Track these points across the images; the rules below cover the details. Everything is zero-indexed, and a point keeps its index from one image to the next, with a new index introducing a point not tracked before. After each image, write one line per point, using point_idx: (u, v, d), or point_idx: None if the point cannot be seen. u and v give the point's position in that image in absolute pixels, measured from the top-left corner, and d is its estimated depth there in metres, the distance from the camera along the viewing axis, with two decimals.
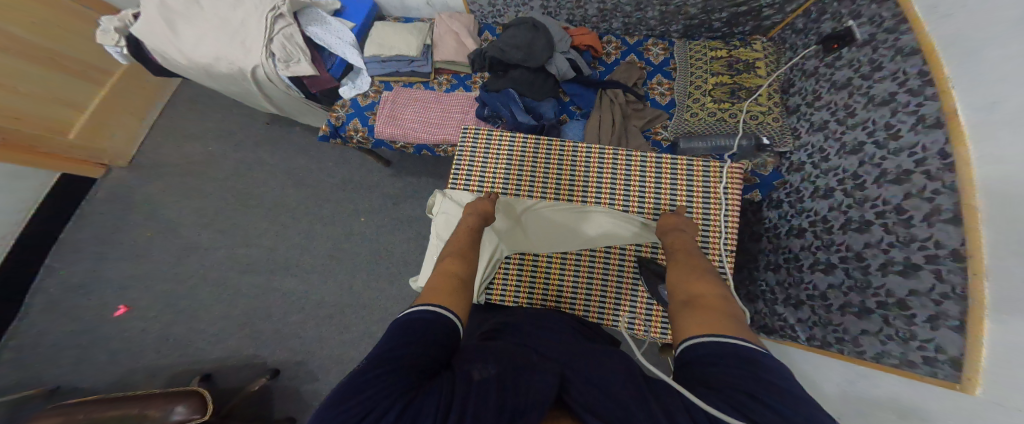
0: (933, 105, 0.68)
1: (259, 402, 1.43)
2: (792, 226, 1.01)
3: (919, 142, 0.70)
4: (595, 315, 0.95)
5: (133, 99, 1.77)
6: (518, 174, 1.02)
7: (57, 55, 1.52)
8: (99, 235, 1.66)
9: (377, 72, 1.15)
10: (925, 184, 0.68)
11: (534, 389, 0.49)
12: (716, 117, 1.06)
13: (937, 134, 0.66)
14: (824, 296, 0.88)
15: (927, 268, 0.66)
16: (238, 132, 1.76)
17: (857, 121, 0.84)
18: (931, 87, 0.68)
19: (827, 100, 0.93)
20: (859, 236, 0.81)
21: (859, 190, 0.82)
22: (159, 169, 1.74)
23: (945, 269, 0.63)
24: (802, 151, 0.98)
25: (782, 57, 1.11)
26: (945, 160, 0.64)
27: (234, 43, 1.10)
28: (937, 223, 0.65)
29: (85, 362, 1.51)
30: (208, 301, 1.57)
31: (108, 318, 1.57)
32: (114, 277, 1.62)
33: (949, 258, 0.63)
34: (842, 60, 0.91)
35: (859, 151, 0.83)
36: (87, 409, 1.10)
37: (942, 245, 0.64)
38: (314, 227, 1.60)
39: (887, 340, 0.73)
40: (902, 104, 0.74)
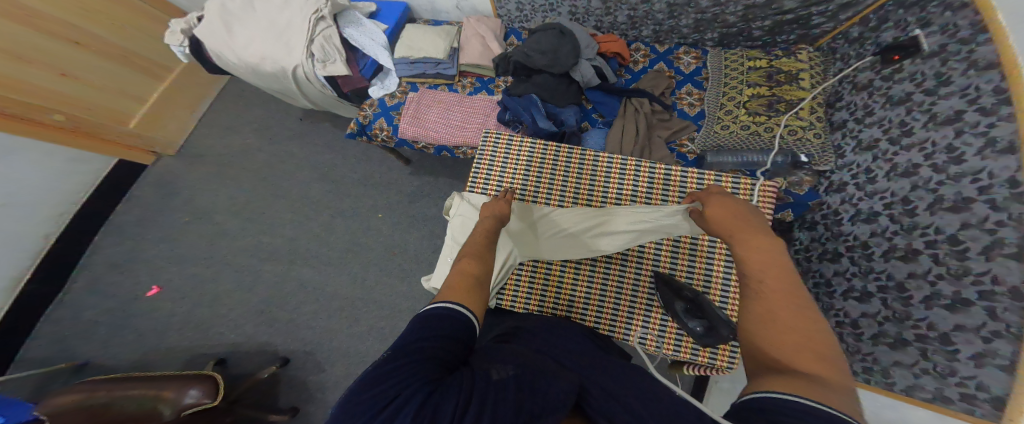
0: (1007, 128, 0.60)
1: (267, 390, 1.45)
2: (827, 249, 0.95)
3: (985, 168, 0.63)
4: (606, 328, 0.91)
5: (187, 94, 1.91)
6: (536, 180, 1.00)
7: (129, 53, 1.70)
8: (142, 219, 1.78)
9: (405, 73, 1.20)
10: (987, 214, 0.62)
11: (552, 394, 0.48)
12: (751, 131, 1.01)
13: (1009, 159, 0.59)
14: (855, 324, 0.83)
15: (981, 305, 0.61)
16: (275, 127, 1.87)
17: (915, 140, 0.76)
18: (1008, 106, 0.60)
19: (880, 116, 0.85)
20: (903, 265, 0.75)
21: (908, 215, 0.75)
22: (202, 160, 1.86)
23: (1001, 307, 0.59)
24: (845, 171, 0.91)
25: (831, 68, 1.03)
26: (1015, 189, 0.58)
27: (279, 44, 1.19)
28: (997, 258, 0.60)
29: (116, 337, 1.59)
30: (231, 287, 1.63)
31: (141, 297, 1.65)
32: (150, 258, 1.71)
33: (1007, 295, 0.58)
34: (903, 72, 0.82)
35: (911, 174, 0.76)
36: (106, 385, 1.13)
37: (1001, 281, 0.59)
38: (334, 220, 1.65)
39: (920, 374, 0.69)
40: (970, 123, 0.66)
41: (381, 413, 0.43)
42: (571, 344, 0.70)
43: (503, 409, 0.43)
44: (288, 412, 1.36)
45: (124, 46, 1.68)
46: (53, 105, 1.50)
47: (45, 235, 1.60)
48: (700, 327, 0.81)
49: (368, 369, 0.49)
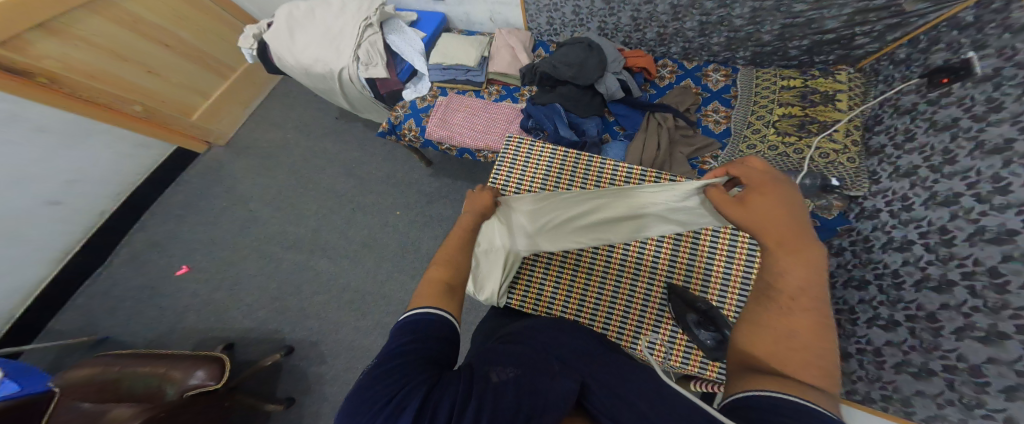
0: None
1: (268, 378, 1.46)
2: (853, 277, 0.90)
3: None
4: (613, 336, 0.87)
5: (245, 92, 2.11)
6: (555, 184, 1.01)
7: (205, 54, 1.92)
8: (185, 202, 1.92)
9: (437, 77, 1.28)
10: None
11: (549, 391, 0.45)
12: (778, 151, 1.00)
13: None
14: (877, 352, 0.79)
15: (1018, 339, 0.58)
16: (314, 124, 2.01)
17: (958, 168, 0.71)
18: None
19: (922, 142, 0.81)
20: (937, 296, 0.71)
21: (945, 245, 0.70)
22: (246, 151, 2.02)
23: None
24: (879, 197, 0.86)
25: (873, 90, 1.00)
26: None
27: (331, 48, 1.32)
28: None
29: (141, 312, 1.68)
30: (253, 271, 1.70)
31: (171, 275, 1.75)
32: (187, 238, 1.83)
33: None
34: (951, 96, 0.77)
35: (952, 203, 0.71)
36: (124, 362, 1.18)
37: None
38: (355, 215, 1.72)
39: (944, 405, 0.65)
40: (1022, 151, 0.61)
41: (382, 410, 0.42)
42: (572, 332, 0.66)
43: (502, 410, 0.42)
44: (284, 401, 1.36)
45: (200, 47, 1.90)
46: (135, 96, 1.71)
47: (101, 210, 1.75)
48: (712, 339, 0.79)
49: (360, 376, 0.47)
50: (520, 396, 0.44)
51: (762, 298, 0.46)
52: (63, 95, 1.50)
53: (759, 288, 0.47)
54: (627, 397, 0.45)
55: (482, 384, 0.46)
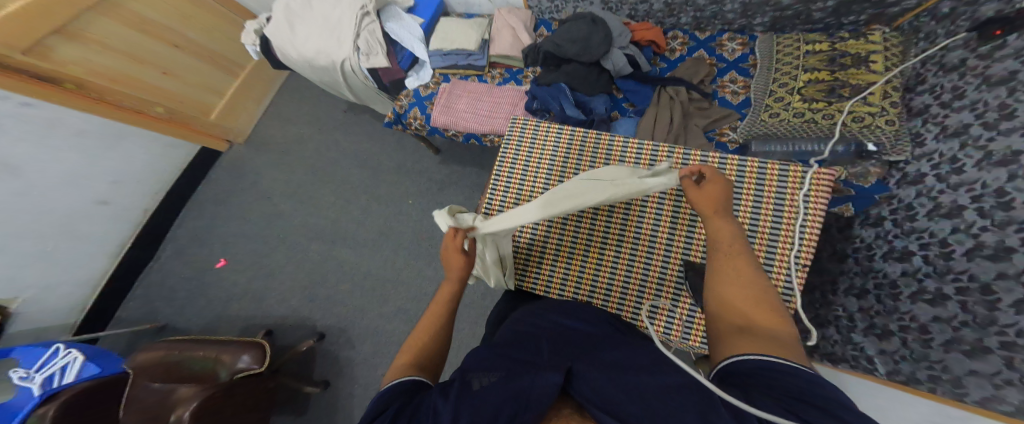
0: None
1: (305, 361, 1.57)
2: (894, 248, 0.80)
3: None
4: (628, 315, 0.88)
5: (255, 88, 2.15)
6: (562, 167, 0.99)
7: (213, 54, 1.95)
8: (215, 199, 2.02)
9: (438, 64, 1.24)
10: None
11: (526, 391, 0.45)
12: (803, 119, 0.92)
13: None
14: (923, 329, 0.68)
15: None
16: (324, 117, 2.04)
17: (1017, 124, 0.62)
18: None
19: (972, 99, 0.72)
20: (992, 265, 0.61)
21: (1001, 209, 0.61)
22: (264, 147, 2.08)
23: None
24: (923, 161, 0.79)
25: (912, 48, 0.90)
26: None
27: (332, 39, 1.31)
28: None
29: (188, 303, 1.82)
30: (282, 262, 1.79)
31: (211, 268, 1.87)
32: (220, 233, 1.93)
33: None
34: (1007, 49, 0.68)
35: (1011, 162, 0.61)
36: (179, 346, 1.28)
37: None
38: (372, 205, 1.75)
39: (1003, 385, 0.56)
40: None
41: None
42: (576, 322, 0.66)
43: (482, 411, 0.43)
44: (320, 383, 1.46)
45: (208, 46, 1.92)
46: (157, 99, 1.76)
47: (143, 209, 1.87)
48: None
49: (370, 405, 0.52)
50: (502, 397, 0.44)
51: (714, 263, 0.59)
52: (90, 99, 1.55)
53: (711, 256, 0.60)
54: (607, 387, 0.44)
55: (464, 390, 0.47)
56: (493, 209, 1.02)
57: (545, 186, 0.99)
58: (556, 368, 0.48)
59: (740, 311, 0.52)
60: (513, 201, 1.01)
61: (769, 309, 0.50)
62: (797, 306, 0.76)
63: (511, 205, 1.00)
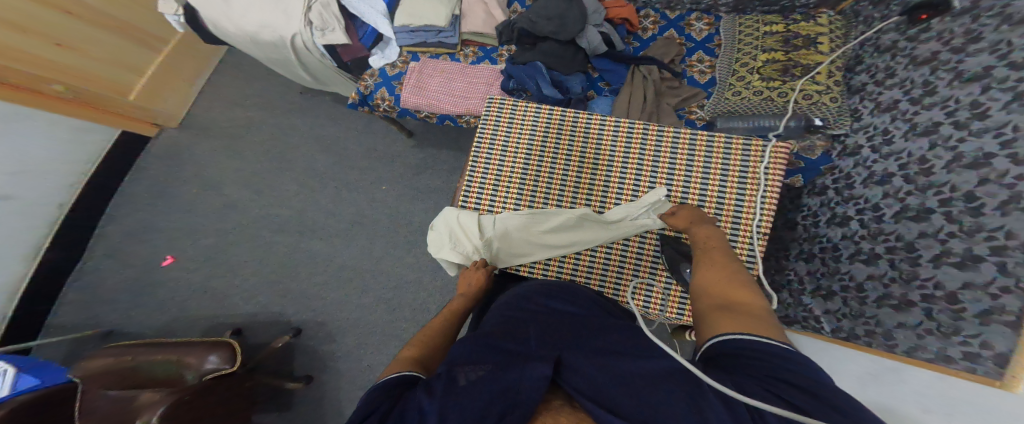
0: None
1: (283, 357, 1.53)
2: (836, 214, 0.91)
3: (1011, 121, 0.59)
4: (610, 292, 0.93)
5: (185, 64, 1.90)
6: (541, 149, 0.99)
7: (126, 25, 1.67)
8: (153, 191, 1.82)
9: (406, 42, 1.17)
10: (1008, 169, 0.58)
11: (516, 390, 0.48)
12: (763, 96, 1.00)
13: None
14: (860, 288, 0.80)
15: (992, 261, 0.58)
16: (277, 99, 1.88)
17: (938, 98, 0.73)
18: None
19: (902, 77, 0.83)
20: (914, 225, 0.72)
21: (924, 175, 0.72)
22: (207, 133, 1.88)
23: (1013, 262, 0.55)
24: (862, 133, 0.89)
25: (852, 31, 1.01)
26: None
27: (276, 11, 1.18)
28: (1014, 211, 0.57)
29: (136, 307, 1.66)
30: (244, 257, 1.68)
31: (157, 267, 1.71)
32: (164, 229, 1.76)
33: (1021, 250, 0.55)
34: (929, 31, 0.79)
35: (931, 132, 0.72)
36: (137, 351, 1.20)
37: (1015, 235, 0.56)
38: (340, 193, 1.68)
39: (924, 335, 0.65)
40: (998, 78, 0.63)
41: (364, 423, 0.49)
42: (563, 305, 0.72)
43: (470, 409, 0.46)
44: (303, 378, 1.43)
45: (110, 13, 1.61)
46: (53, 75, 1.49)
47: (59, 202, 1.63)
48: None
49: (359, 403, 0.54)
50: (491, 396, 0.47)
51: (700, 263, 0.74)
52: None
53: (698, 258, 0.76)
54: (597, 377, 0.49)
55: (449, 388, 0.49)
56: (472, 195, 1.01)
57: (524, 169, 0.99)
58: (545, 360, 0.52)
59: (723, 291, 0.64)
60: (492, 186, 1.00)
61: (747, 292, 0.61)
62: (759, 271, 0.84)
63: (490, 189, 1.00)
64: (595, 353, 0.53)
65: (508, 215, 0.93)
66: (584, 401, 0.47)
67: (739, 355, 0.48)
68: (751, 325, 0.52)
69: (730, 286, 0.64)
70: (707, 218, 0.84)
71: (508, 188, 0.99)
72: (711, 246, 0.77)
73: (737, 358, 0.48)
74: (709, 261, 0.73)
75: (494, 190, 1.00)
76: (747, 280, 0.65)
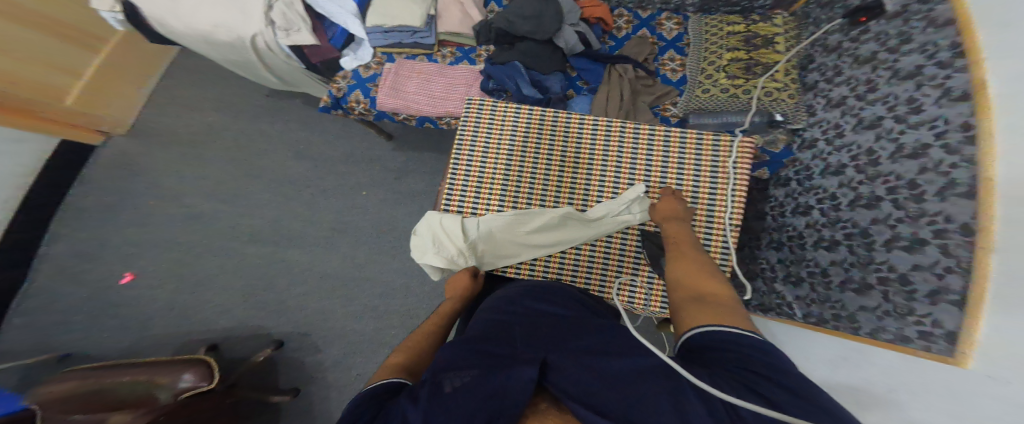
0: (961, 78, 0.64)
1: (266, 371, 1.48)
2: (799, 204, 0.98)
3: (941, 116, 0.66)
4: (596, 288, 0.96)
5: (130, 67, 1.76)
6: (523, 151, 0.99)
7: (57, 22, 1.50)
8: (103, 204, 1.68)
9: (380, 43, 1.13)
10: (942, 158, 0.65)
11: (505, 394, 0.48)
12: (729, 93, 1.04)
13: (962, 106, 0.63)
14: (824, 273, 0.87)
15: (934, 244, 0.64)
16: (241, 104, 1.79)
17: (879, 95, 0.80)
18: (962, 59, 0.64)
19: (848, 76, 0.89)
20: (867, 213, 0.79)
21: (872, 165, 0.79)
22: (162, 140, 1.76)
23: (952, 244, 0.61)
24: (816, 128, 0.95)
25: (804, 33, 1.06)
26: (968, 132, 0.61)
27: (232, 10, 1.10)
28: (950, 197, 0.63)
29: (92, 330, 1.54)
30: (215, 271, 1.60)
31: (115, 286, 1.59)
32: (121, 245, 1.64)
33: (958, 232, 0.61)
34: (868, 33, 0.86)
35: (876, 125, 0.79)
36: (99, 374, 1.11)
37: (952, 219, 0.62)
38: (317, 200, 1.63)
39: (883, 316, 0.72)
40: (928, 76, 0.70)
41: None
42: (548, 307, 0.73)
43: (458, 415, 0.45)
44: (290, 391, 1.39)
45: (36, 9, 1.43)
46: None
47: None
48: None
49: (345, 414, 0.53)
50: (479, 402, 0.47)
51: (678, 255, 0.77)
52: None
53: (676, 249, 0.79)
54: (584, 378, 0.50)
55: (435, 396, 0.48)
56: (454, 197, 1.00)
57: (507, 170, 0.99)
58: (531, 363, 0.52)
59: (701, 283, 0.67)
60: (474, 188, 0.99)
61: (716, 284, 0.66)
62: (733, 266, 0.89)
63: (473, 191, 0.99)
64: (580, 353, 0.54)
65: (492, 216, 0.94)
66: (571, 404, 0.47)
67: (718, 350, 0.51)
68: (723, 317, 0.56)
69: (707, 280, 0.67)
70: (685, 212, 0.87)
71: (491, 188, 0.99)
72: (688, 240, 0.80)
73: (716, 353, 0.51)
74: (686, 255, 0.76)
75: (477, 192, 0.99)
76: (715, 273, 0.70)
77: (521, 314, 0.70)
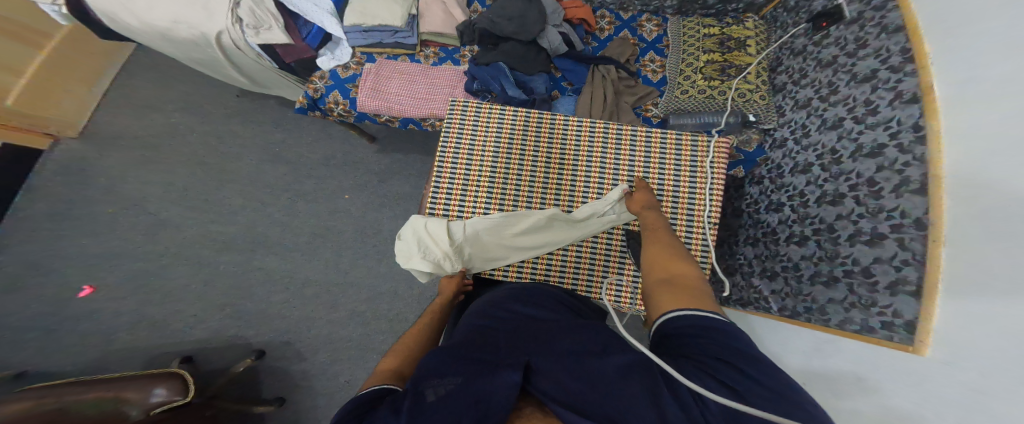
0: (911, 81, 0.69)
1: (248, 382, 1.43)
2: (771, 201, 1.03)
3: (895, 117, 0.71)
4: (584, 289, 0.98)
5: (82, 66, 1.63)
6: (508, 153, 0.99)
7: None
8: (54, 211, 1.56)
9: (358, 42, 1.11)
10: (897, 157, 0.70)
11: (490, 399, 0.48)
12: (706, 94, 1.07)
13: (913, 108, 0.68)
14: (796, 267, 0.92)
15: (893, 238, 0.70)
16: (208, 104, 1.69)
17: (840, 97, 0.85)
18: (911, 64, 0.70)
19: (812, 78, 0.94)
20: (832, 209, 0.84)
21: (835, 163, 0.84)
22: (120, 142, 1.64)
23: (907, 238, 0.67)
24: (785, 128, 1.00)
25: (773, 36, 1.12)
26: (918, 132, 0.66)
27: (194, 6, 1.04)
28: (904, 194, 0.68)
29: (49, 347, 1.43)
30: (187, 280, 1.52)
31: (73, 299, 1.48)
32: (77, 255, 1.52)
33: (913, 226, 0.66)
34: (830, 38, 0.91)
35: (838, 126, 0.84)
36: (59, 392, 1.02)
37: (908, 214, 0.67)
38: (295, 203, 1.57)
39: (849, 307, 0.77)
40: (883, 79, 0.75)
41: None
42: (530, 310, 0.74)
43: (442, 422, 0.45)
44: (274, 401, 1.35)
45: None
46: None
47: None
48: None
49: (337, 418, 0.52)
50: (463, 408, 0.46)
51: (649, 241, 0.79)
52: None
53: (647, 236, 0.80)
54: (568, 381, 0.50)
55: (420, 404, 0.48)
56: (440, 201, 0.99)
57: (492, 171, 0.99)
58: (515, 366, 0.51)
59: (669, 269, 0.69)
60: (460, 191, 0.98)
61: (684, 265, 0.69)
62: (713, 264, 0.93)
63: (459, 194, 0.98)
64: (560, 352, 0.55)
65: (478, 218, 0.94)
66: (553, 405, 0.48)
67: (682, 335, 0.53)
68: (692, 299, 0.58)
69: (675, 265, 0.69)
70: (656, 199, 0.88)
71: (476, 191, 0.98)
72: (658, 227, 0.82)
73: (681, 338, 0.53)
74: (656, 241, 0.78)
75: (462, 195, 0.98)
76: (683, 255, 0.73)
77: (510, 319, 0.70)
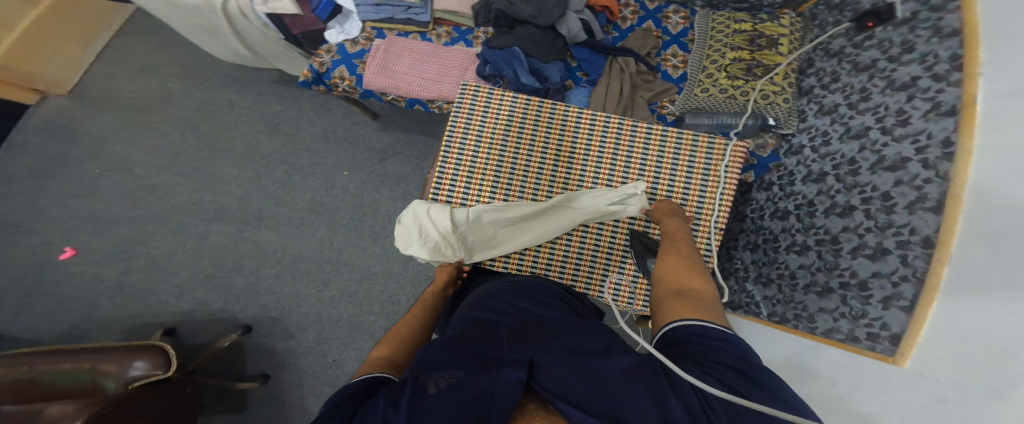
0: (953, 92, 0.65)
1: (231, 357, 1.40)
2: (777, 209, 1.02)
3: (926, 129, 0.68)
4: (582, 286, 0.96)
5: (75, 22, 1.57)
6: (516, 141, 0.97)
7: None
8: (36, 169, 1.50)
9: (369, 16, 1.09)
10: (919, 172, 0.68)
11: (491, 395, 0.45)
12: (727, 94, 1.06)
13: (948, 121, 0.65)
14: (793, 275, 0.91)
15: (897, 254, 0.69)
16: (206, 70, 1.64)
17: (870, 105, 0.83)
18: (959, 72, 0.65)
19: (845, 82, 0.92)
20: (840, 220, 0.83)
21: (851, 175, 0.83)
22: (110, 103, 1.59)
23: (912, 254, 0.66)
24: (804, 134, 0.99)
25: (808, 34, 1.11)
26: (947, 149, 0.64)
27: None
28: (918, 211, 0.67)
29: (24, 310, 1.39)
30: (172, 249, 1.47)
31: (52, 261, 1.43)
32: (58, 216, 1.47)
33: (919, 244, 0.65)
34: (873, 39, 0.88)
35: (862, 136, 0.82)
36: (29, 360, 0.98)
37: (917, 231, 0.66)
38: (291, 177, 1.53)
39: (839, 317, 0.77)
40: (922, 88, 0.71)
41: None
42: (528, 304, 0.72)
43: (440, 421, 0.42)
44: (258, 378, 1.33)
45: None
46: None
47: None
48: None
49: (325, 404, 0.49)
50: (463, 405, 0.43)
51: (666, 249, 0.79)
52: None
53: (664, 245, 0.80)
54: (568, 379, 0.47)
55: (418, 398, 0.45)
56: (443, 188, 0.96)
57: (500, 159, 0.96)
58: (518, 363, 0.49)
59: (685, 277, 0.69)
60: (465, 179, 0.96)
61: (698, 277, 0.69)
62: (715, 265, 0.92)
63: (464, 181, 0.96)
64: (562, 347, 0.52)
65: (481, 205, 0.92)
66: (560, 405, 0.45)
67: (692, 342, 0.53)
68: (701, 308, 0.58)
69: (692, 275, 0.69)
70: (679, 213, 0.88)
71: (482, 180, 0.96)
72: (676, 235, 0.82)
73: (693, 344, 0.52)
74: (672, 251, 0.77)
75: (467, 182, 0.96)
76: (694, 267, 0.73)
77: (509, 313, 0.68)
